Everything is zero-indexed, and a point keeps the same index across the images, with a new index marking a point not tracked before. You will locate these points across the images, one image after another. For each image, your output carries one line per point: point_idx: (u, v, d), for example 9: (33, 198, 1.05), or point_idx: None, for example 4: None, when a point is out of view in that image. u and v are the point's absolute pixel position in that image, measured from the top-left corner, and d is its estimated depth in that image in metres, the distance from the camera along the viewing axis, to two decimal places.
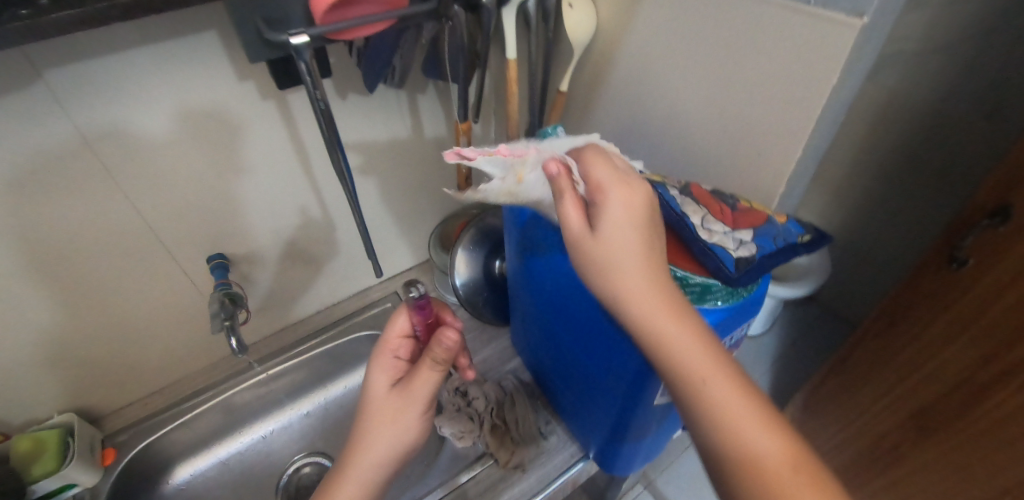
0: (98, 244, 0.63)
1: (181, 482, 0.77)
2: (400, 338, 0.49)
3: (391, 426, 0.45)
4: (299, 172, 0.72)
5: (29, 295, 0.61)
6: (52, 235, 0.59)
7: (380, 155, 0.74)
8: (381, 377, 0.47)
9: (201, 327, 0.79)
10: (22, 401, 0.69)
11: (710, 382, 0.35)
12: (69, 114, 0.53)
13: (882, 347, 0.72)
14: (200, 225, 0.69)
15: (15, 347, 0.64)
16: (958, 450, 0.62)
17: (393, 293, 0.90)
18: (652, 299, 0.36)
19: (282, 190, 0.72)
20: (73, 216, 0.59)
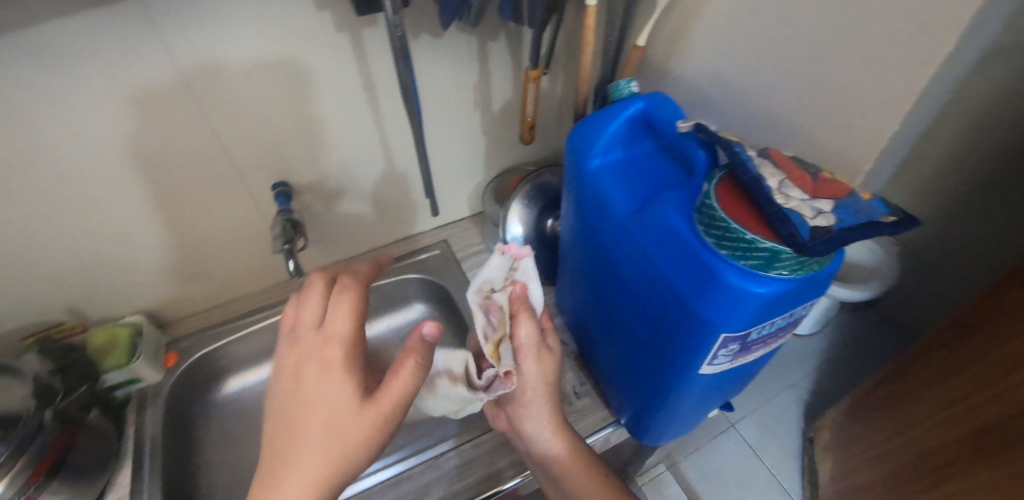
0: (178, 159, 0.66)
1: (235, 391, 0.83)
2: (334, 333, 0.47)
3: (345, 427, 0.42)
4: (366, 113, 0.73)
5: (115, 200, 0.67)
6: (139, 145, 0.63)
7: (446, 101, 0.74)
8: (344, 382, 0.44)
9: (262, 251, 0.83)
10: (104, 298, 0.76)
11: (565, 445, 0.56)
12: (158, 27, 0.55)
13: (946, 359, 0.66)
14: (270, 152, 0.71)
15: (100, 245, 0.70)
16: (1002, 479, 0.51)
17: (442, 241, 0.91)
18: (542, 391, 0.55)
19: (348, 127, 0.74)
20: (159, 129, 0.63)
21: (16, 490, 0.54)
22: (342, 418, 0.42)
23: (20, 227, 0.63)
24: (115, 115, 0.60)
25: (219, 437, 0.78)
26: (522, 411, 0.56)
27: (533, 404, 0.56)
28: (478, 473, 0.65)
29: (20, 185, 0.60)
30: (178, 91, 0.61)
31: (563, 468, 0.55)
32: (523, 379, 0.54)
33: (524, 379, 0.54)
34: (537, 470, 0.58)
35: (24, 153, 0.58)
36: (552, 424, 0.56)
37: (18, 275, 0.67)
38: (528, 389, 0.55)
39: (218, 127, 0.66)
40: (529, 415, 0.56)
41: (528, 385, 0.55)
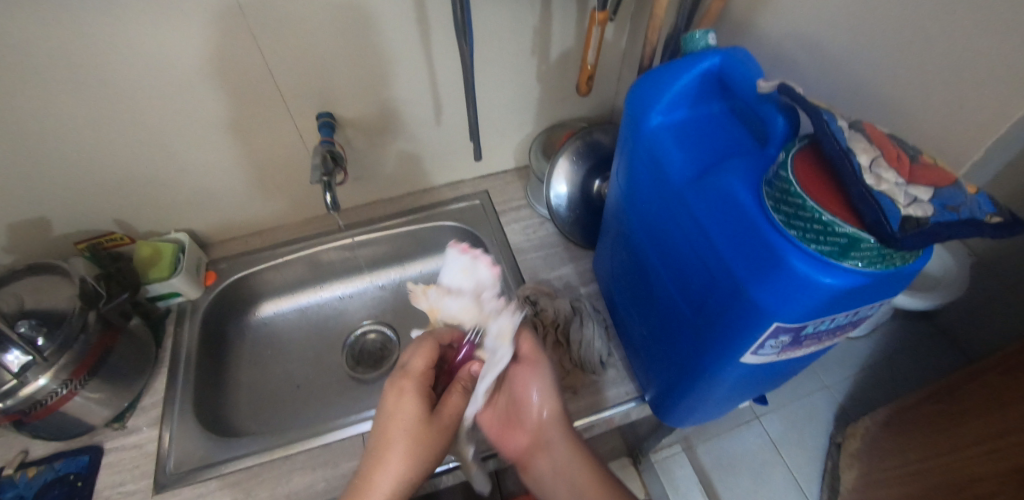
0: (225, 79, 0.65)
1: (267, 316, 0.84)
2: (421, 371, 0.54)
3: (419, 449, 0.50)
4: (414, 50, 0.69)
5: (161, 117, 0.67)
6: (185, 60, 0.62)
7: (499, 42, 0.69)
8: (415, 405, 0.51)
9: (301, 183, 0.82)
10: (150, 212, 0.78)
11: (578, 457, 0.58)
12: None
13: (1006, 385, 0.59)
14: (314, 80, 0.69)
15: (147, 161, 0.71)
16: None
17: (483, 191, 0.87)
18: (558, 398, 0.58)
19: (395, 61, 0.69)
20: (205, 47, 0.61)
21: (62, 382, 0.59)
22: (404, 439, 0.50)
23: (75, 133, 0.65)
24: (166, 29, 0.58)
25: (246, 360, 0.80)
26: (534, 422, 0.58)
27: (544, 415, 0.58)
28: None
29: (72, 92, 0.61)
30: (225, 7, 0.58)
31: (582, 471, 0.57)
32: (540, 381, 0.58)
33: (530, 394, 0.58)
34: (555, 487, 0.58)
35: (76, 59, 0.58)
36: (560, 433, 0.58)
37: (70, 179, 0.69)
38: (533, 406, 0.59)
39: (261, 48, 0.63)
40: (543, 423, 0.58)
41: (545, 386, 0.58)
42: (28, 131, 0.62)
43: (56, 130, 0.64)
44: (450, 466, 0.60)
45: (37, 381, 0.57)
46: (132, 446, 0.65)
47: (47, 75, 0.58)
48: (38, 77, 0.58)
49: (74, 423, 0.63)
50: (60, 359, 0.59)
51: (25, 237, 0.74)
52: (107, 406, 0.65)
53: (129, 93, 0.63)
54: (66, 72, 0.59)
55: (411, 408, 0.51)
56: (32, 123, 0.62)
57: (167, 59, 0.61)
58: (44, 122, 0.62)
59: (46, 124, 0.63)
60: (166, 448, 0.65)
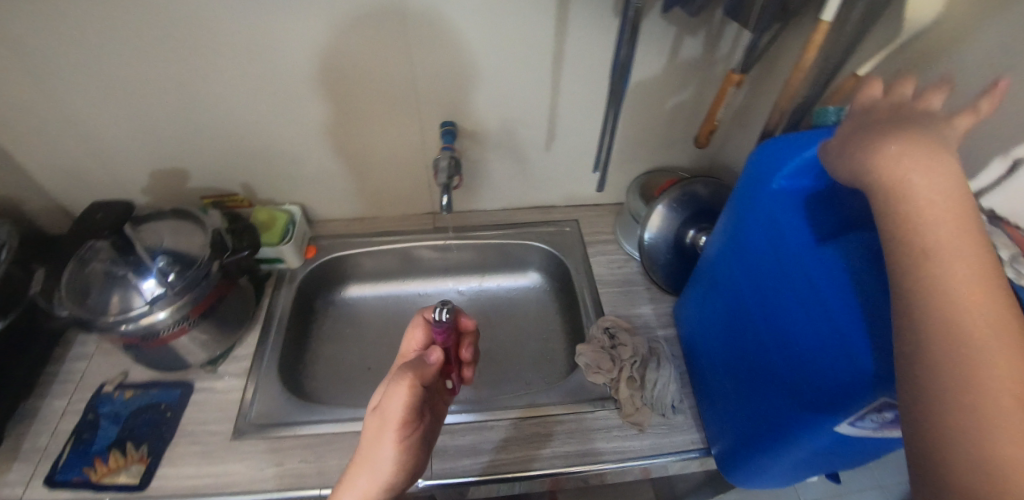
0: (370, 76, 0.72)
1: (352, 297, 0.89)
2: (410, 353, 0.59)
3: (370, 445, 0.50)
4: (541, 79, 0.74)
5: (311, 100, 0.74)
6: (343, 55, 0.69)
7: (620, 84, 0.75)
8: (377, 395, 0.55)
9: (409, 180, 0.87)
10: (273, 181, 0.85)
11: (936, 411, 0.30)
12: None
13: None
14: (448, 91, 0.75)
15: (287, 135, 0.79)
16: None
17: (574, 220, 0.90)
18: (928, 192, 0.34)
19: (522, 85, 0.75)
20: (364, 47, 0.69)
21: (179, 318, 0.65)
22: (366, 429, 0.52)
23: (239, 101, 0.74)
24: (338, 26, 0.66)
25: (326, 334, 0.84)
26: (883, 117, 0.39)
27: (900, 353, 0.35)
28: (574, 446, 0.64)
29: (247, 66, 0.69)
30: (390, 14, 0.65)
31: (990, 429, 0.28)
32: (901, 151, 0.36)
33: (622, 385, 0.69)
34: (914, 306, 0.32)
35: (261, 40, 0.67)
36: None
37: (221, 140, 0.78)
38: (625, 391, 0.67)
39: (409, 53, 0.70)
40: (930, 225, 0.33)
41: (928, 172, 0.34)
42: (201, 92, 0.72)
43: (223, 97, 0.73)
44: (493, 476, 0.62)
45: (158, 313, 0.63)
46: (219, 391, 0.71)
47: (234, 49, 0.67)
48: (228, 50, 0.67)
49: (178, 357, 0.70)
50: (182, 298, 0.64)
51: (168, 183, 0.84)
52: (207, 348, 0.71)
53: (291, 76, 0.71)
54: (248, 50, 0.68)
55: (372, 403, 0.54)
56: (209, 86, 0.71)
57: (330, 51, 0.69)
58: (216, 88, 0.72)
59: (220, 90, 0.72)
60: (249, 401, 0.70)
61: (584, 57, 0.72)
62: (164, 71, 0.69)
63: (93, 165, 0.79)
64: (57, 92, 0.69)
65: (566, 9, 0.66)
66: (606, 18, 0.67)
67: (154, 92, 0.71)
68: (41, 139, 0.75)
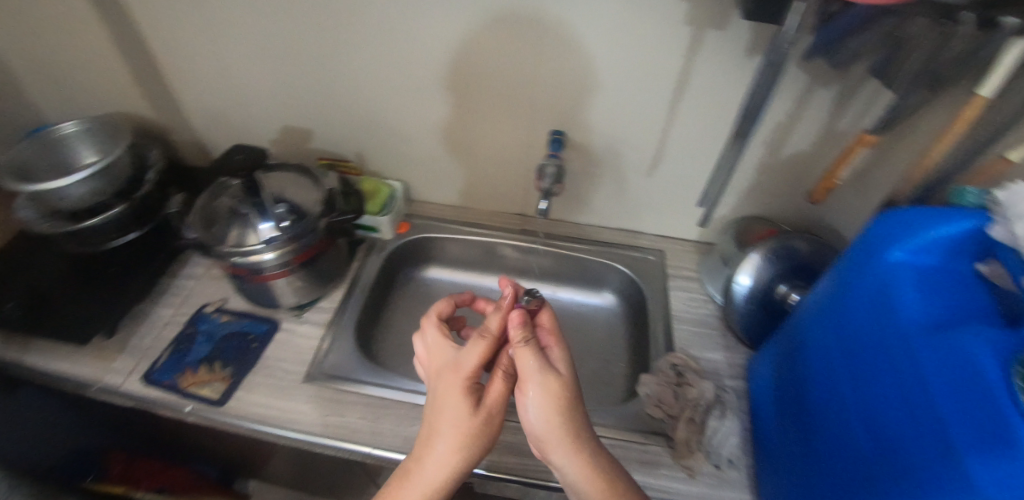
0: (495, 72, 0.76)
1: (431, 277, 0.93)
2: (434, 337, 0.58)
3: (466, 440, 0.51)
4: (656, 103, 0.75)
5: (437, 88, 0.79)
6: (475, 47, 0.73)
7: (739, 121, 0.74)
8: (458, 406, 0.52)
9: (506, 180, 0.90)
10: (384, 156, 0.91)
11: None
12: None
13: None
14: (565, 101, 0.77)
15: (407, 116, 0.84)
16: None
17: (659, 250, 0.89)
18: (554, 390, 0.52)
19: (637, 106, 0.76)
20: (495, 43, 0.72)
21: (282, 262, 0.71)
22: (455, 427, 0.51)
23: (374, 78, 0.80)
24: (477, 20, 0.70)
25: (399, 307, 0.89)
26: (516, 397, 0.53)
27: (568, 457, 0.51)
28: None
29: (391, 47, 0.75)
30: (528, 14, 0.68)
31: None
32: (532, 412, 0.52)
33: (545, 392, 0.52)
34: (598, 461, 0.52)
35: (409, 26, 0.72)
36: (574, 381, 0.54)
37: (350, 109, 0.85)
38: (557, 380, 0.52)
39: (536, 56, 0.73)
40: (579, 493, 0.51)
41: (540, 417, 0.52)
42: (342, 62, 0.79)
43: (362, 71, 0.79)
44: (535, 481, 0.63)
45: (265, 255, 0.69)
46: (300, 335, 0.76)
47: (383, 30, 0.74)
48: (379, 30, 0.74)
49: (272, 296, 0.76)
50: (292, 246, 0.70)
51: (293, 138, 0.92)
52: (299, 294, 0.77)
53: (423, 59, 0.76)
54: (392, 29, 0.73)
55: (457, 410, 0.51)
56: (353, 59, 0.78)
57: (465, 42, 0.73)
58: (358, 62, 0.78)
59: (362, 64, 0.78)
60: (324, 351, 0.75)
61: (707, 88, 0.71)
62: (320, 40, 0.76)
63: (235, 110, 0.89)
64: (230, 43, 0.79)
65: (701, 37, 0.66)
66: (741, 53, 0.67)
67: (303, 54, 0.79)
68: (202, 78, 0.85)
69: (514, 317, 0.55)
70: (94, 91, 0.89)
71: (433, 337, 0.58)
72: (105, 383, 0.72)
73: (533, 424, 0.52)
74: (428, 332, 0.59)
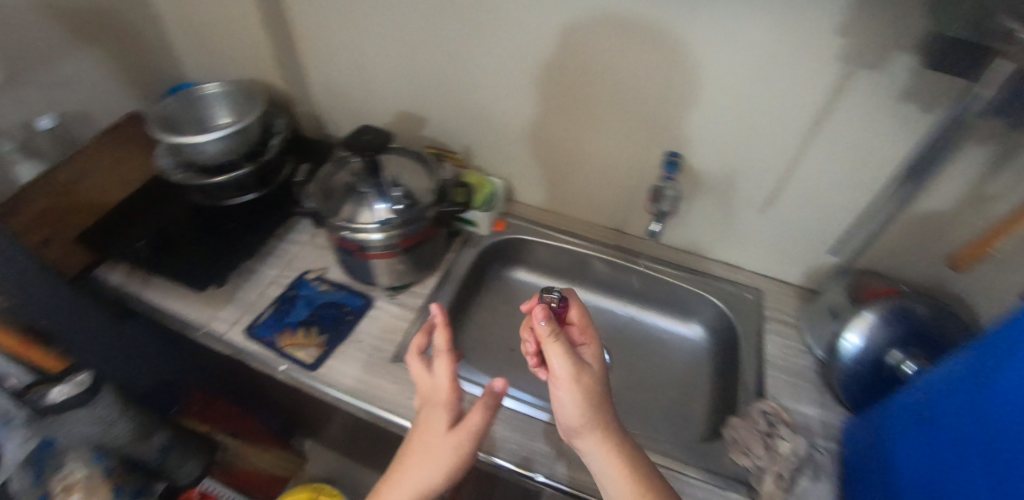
0: (599, 77, 0.75)
1: (518, 278, 0.94)
2: (415, 356, 0.60)
3: (437, 461, 0.53)
4: (762, 130, 0.71)
5: (554, 94, 0.79)
6: (575, 46, 0.73)
7: (860, 163, 0.69)
8: (444, 420, 0.55)
9: (606, 193, 0.89)
10: (490, 152, 0.92)
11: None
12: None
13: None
14: (685, 124, 0.75)
15: (520, 118, 0.85)
16: None
17: (757, 288, 0.85)
18: (588, 387, 0.50)
19: (744, 132, 0.72)
20: (599, 45, 0.71)
21: (390, 244, 0.73)
22: (432, 448, 0.53)
23: (495, 76, 0.81)
24: (610, 34, 0.70)
25: (483, 303, 0.89)
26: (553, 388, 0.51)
27: (592, 445, 0.51)
28: None
29: (517, 49, 0.76)
30: (633, 19, 0.67)
31: None
32: (567, 402, 0.50)
33: (578, 384, 0.50)
34: (634, 456, 0.52)
35: (539, 31, 0.73)
36: (601, 374, 0.53)
37: (466, 103, 0.86)
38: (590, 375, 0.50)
39: (637, 64, 0.71)
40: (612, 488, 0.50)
41: (573, 408, 0.50)
42: (468, 57, 0.80)
43: (486, 70, 0.80)
44: None
45: (376, 234, 0.72)
46: (392, 315, 0.79)
47: (514, 31, 0.74)
48: (511, 31, 0.74)
49: (371, 274, 0.79)
50: (400, 229, 0.72)
51: (406, 123, 0.94)
52: (396, 276, 0.79)
53: (524, 55, 0.76)
54: (518, 30, 0.74)
55: (440, 424, 0.55)
56: (479, 56, 0.79)
57: (563, 40, 0.73)
58: (483, 59, 0.79)
59: (487, 62, 0.79)
60: (413, 335, 0.77)
61: (821, 121, 0.67)
62: (451, 33, 0.78)
63: (357, 89, 0.92)
64: (366, 25, 0.82)
65: (829, 68, 0.62)
66: (877, 93, 0.62)
67: (433, 45, 0.80)
68: (332, 56, 0.89)
69: (539, 317, 0.49)
70: (236, 58, 0.95)
71: (416, 360, 0.59)
72: (213, 329, 0.77)
73: (566, 412, 0.51)
74: (410, 358, 0.60)
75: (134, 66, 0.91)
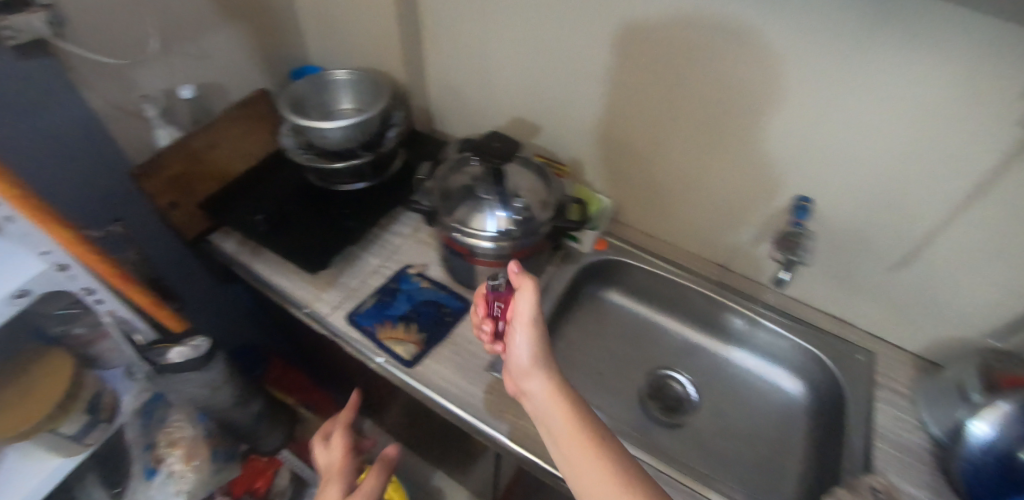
0: (665, 77, 0.72)
1: (613, 300, 0.93)
2: (316, 446, 0.77)
3: None
4: (849, 151, 0.65)
5: (675, 123, 0.76)
6: (638, 43, 0.71)
7: (999, 221, 0.60)
8: (336, 489, 0.70)
9: (714, 228, 0.85)
10: (600, 169, 0.90)
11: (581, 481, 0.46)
12: (860, 43, 0.56)
13: None
14: (813, 174, 0.69)
15: (636, 139, 0.82)
16: None
17: (871, 351, 0.79)
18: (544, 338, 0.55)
19: (829, 153, 0.66)
20: (679, 48, 0.68)
21: (503, 253, 0.74)
22: None
23: (617, 95, 0.78)
24: (746, 72, 0.65)
25: (575, 320, 0.89)
26: (515, 329, 0.56)
27: (537, 382, 0.53)
28: None
29: (643, 72, 0.73)
30: (694, 18, 0.64)
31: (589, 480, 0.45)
32: (525, 340, 0.55)
33: (536, 327, 0.55)
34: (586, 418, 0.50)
35: (669, 57, 0.69)
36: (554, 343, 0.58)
37: (583, 117, 0.85)
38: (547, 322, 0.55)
39: (702, 65, 0.68)
40: (559, 436, 0.49)
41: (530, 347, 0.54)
42: (593, 73, 0.78)
43: (608, 88, 0.78)
44: None
45: (490, 242, 0.72)
46: None
47: (642, 53, 0.71)
48: (640, 53, 0.71)
49: (474, 278, 0.79)
50: (514, 241, 0.72)
51: (519, 129, 0.93)
52: None
53: (625, 64, 0.74)
54: (648, 53, 0.71)
55: None
56: (603, 73, 0.77)
57: (674, 60, 0.69)
58: (608, 76, 0.77)
59: (611, 79, 0.77)
60: None
61: (919, 145, 0.60)
62: (580, 47, 0.76)
63: (476, 90, 0.92)
64: (496, 27, 0.81)
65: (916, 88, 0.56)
66: (1002, 130, 0.53)
67: (560, 55, 0.79)
68: (458, 54, 0.89)
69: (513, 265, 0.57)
70: (361, 47, 0.96)
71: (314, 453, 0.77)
72: (314, 309, 0.79)
73: (525, 354, 0.54)
74: (315, 446, 0.76)
75: (270, 45, 0.94)
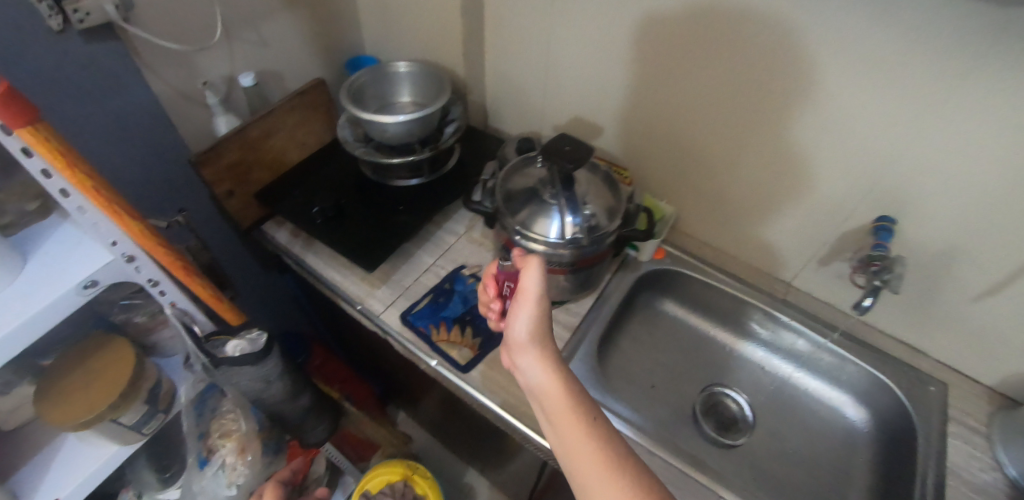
0: (691, 63, 0.70)
1: (668, 310, 0.91)
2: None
3: None
4: (918, 161, 0.60)
5: (745, 133, 0.72)
6: (706, 42, 0.66)
7: None
8: None
9: (781, 244, 0.81)
10: (661, 175, 0.87)
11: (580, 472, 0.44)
12: (967, 60, 0.52)
13: None
14: (896, 196, 0.65)
15: (702, 148, 0.78)
16: None
17: (944, 383, 0.75)
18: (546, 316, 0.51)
19: (881, 155, 0.63)
20: (751, 51, 0.64)
21: (567, 260, 0.71)
22: None
23: (685, 101, 0.74)
24: (830, 83, 0.61)
25: (629, 331, 0.86)
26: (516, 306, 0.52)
27: (533, 361, 0.50)
28: None
29: (715, 79, 0.69)
30: (717, 1, 0.62)
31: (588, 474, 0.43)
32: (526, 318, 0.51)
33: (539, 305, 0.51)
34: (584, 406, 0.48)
35: (745, 65, 0.65)
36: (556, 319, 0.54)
37: (648, 122, 0.81)
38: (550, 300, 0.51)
39: (742, 57, 0.65)
40: (558, 422, 0.46)
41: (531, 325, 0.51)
42: (662, 76, 0.74)
43: (677, 93, 0.74)
44: None
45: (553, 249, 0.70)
46: None
47: (716, 59, 0.67)
48: (714, 59, 0.67)
49: None
50: (579, 249, 0.70)
51: (579, 129, 0.90)
52: (558, 292, 0.78)
53: (694, 69, 0.70)
54: (722, 60, 0.67)
55: None
56: (672, 77, 0.73)
57: (748, 68, 0.65)
58: (678, 81, 0.73)
59: (680, 84, 0.73)
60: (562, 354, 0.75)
61: (964, 135, 0.56)
62: (650, 49, 0.72)
63: (537, 87, 0.89)
64: (564, 24, 0.78)
65: (950, 73, 0.53)
66: None
67: (629, 56, 0.75)
68: (522, 50, 0.86)
69: None
70: (418, 38, 0.94)
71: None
72: (366, 306, 0.78)
73: (524, 332, 0.51)
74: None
75: (329, 33, 0.93)
